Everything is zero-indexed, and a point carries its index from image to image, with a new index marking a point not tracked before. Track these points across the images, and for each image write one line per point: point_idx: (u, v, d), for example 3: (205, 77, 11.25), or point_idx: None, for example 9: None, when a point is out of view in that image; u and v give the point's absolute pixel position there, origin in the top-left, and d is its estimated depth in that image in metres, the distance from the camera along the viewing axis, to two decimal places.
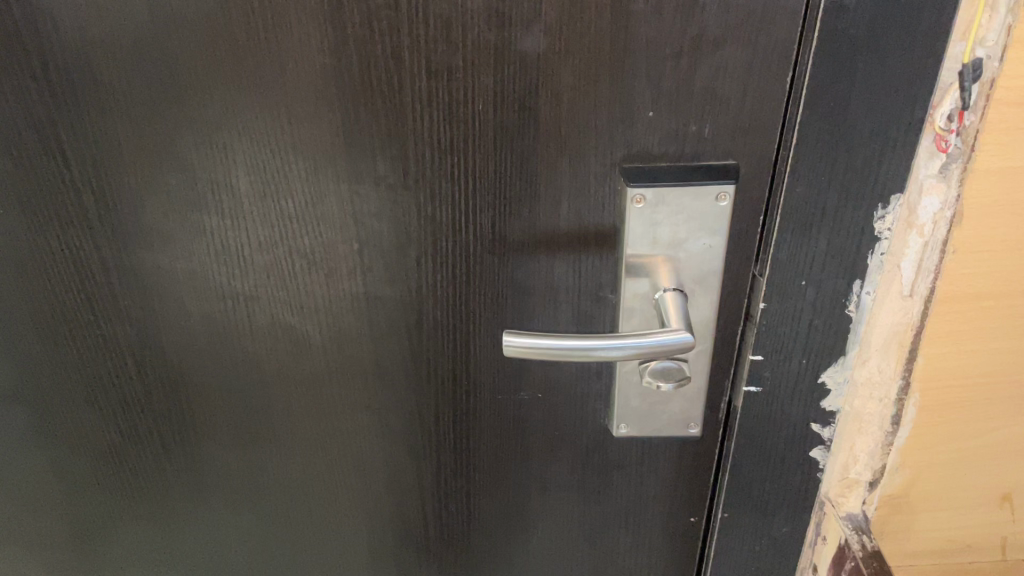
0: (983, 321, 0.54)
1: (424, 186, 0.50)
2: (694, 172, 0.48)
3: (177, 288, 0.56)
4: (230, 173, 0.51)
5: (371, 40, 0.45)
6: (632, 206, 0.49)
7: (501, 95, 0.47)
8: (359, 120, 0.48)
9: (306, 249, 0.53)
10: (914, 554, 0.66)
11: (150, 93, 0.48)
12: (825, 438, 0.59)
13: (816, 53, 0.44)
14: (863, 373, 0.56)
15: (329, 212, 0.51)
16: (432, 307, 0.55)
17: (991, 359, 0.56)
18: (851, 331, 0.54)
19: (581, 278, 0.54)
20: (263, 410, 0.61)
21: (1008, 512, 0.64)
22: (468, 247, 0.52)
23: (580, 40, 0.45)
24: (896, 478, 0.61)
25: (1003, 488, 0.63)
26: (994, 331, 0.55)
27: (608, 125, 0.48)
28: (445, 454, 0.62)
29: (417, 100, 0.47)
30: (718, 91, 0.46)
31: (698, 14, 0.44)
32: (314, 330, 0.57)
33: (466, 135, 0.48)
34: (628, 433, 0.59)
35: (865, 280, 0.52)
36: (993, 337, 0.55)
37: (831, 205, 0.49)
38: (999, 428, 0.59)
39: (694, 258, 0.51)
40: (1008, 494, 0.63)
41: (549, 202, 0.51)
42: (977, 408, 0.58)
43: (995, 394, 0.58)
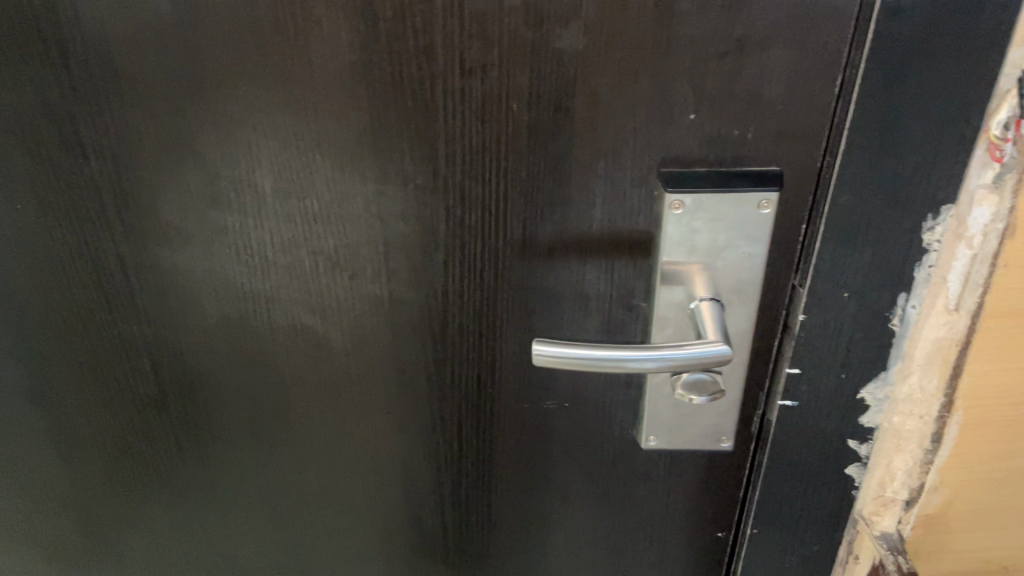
0: None
1: (454, 187, 0.48)
2: (736, 178, 0.46)
3: (195, 288, 0.54)
4: (253, 171, 0.49)
5: (403, 35, 0.43)
6: (670, 212, 0.47)
7: (537, 95, 0.45)
8: (388, 118, 0.46)
9: (330, 251, 0.51)
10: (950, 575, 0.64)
11: (172, 87, 0.46)
12: (861, 455, 0.57)
13: (869, 55, 0.42)
14: (904, 389, 0.54)
15: (354, 213, 0.50)
16: (457, 313, 0.53)
17: None
18: (893, 345, 0.52)
19: (612, 286, 0.52)
20: (280, 414, 0.59)
21: None
22: (497, 251, 0.51)
23: (621, 38, 0.43)
24: (934, 499, 0.59)
25: None
26: None
27: (646, 128, 0.46)
28: (466, 463, 0.60)
29: (450, 98, 0.45)
30: (764, 93, 0.44)
31: (745, 13, 0.42)
32: (336, 334, 0.55)
33: (499, 136, 0.46)
34: (657, 446, 0.57)
35: (911, 293, 0.50)
36: None
37: (878, 215, 0.47)
38: None
39: (732, 267, 0.49)
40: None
41: (582, 206, 0.49)
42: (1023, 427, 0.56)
43: None
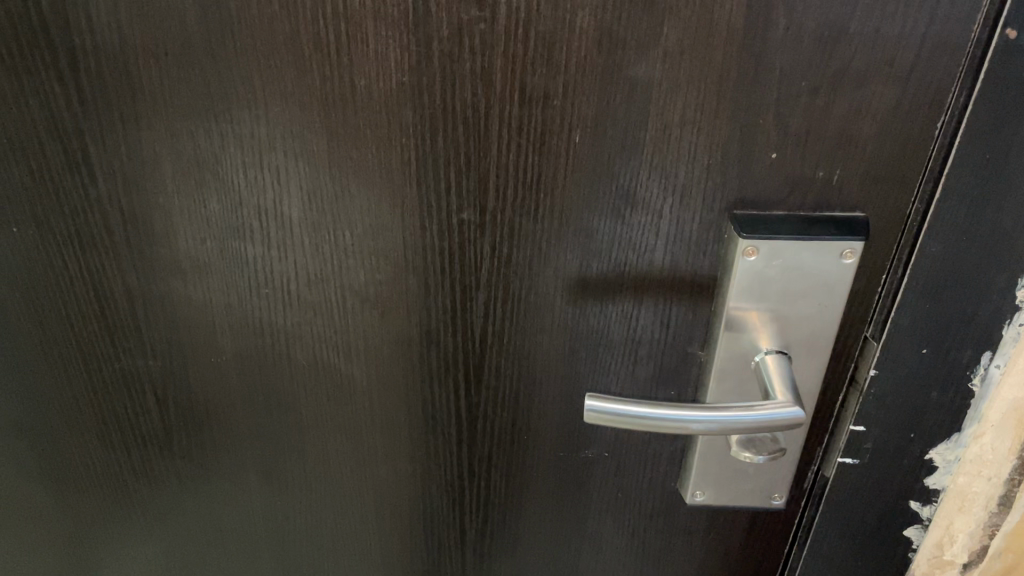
0: None
1: (503, 224, 0.44)
2: (817, 224, 0.42)
3: (209, 323, 0.49)
4: (281, 200, 0.44)
5: (459, 57, 0.39)
6: (743, 258, 0.43)
7: (603, 127, 0.40)
8: (435, 146, 0.41)
9: (360, 287, 0.46)
10: None
11: (194, 105, 0.41)
12: (923, 517, 0.53)
13: (979, 95, 0.38)
14: (974, 448, 0.50)
15: (390, 247, 0.45)
16: (495, 357, 0.49)
17: None
18: (971, 406, 0.48)
19: (667, 333, 0.47)
20: (295, 457, 0.54)
21: None
22: (545, 292, 0.46)
23: (703, 67, 0.38)
24: (996, 563, 0.56)
25: None
26: None
27: (722, 166, 0.41)
28: (493, 513, 0.56)
29: (507, 127, 0.40)
30: (856, 132, 0.40)
31: (844, 46, 0.38)
32: (361, 375, 0.50)
33: (557, 169, 0.42)
34: (704, 502, 0.53)
35: (996, 352, 0.46)
36: None
37: (971, 267, 0.43)
38: None
39: (804, 318, 0.45)
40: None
41: (643, 248, 0.44)
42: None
43: None
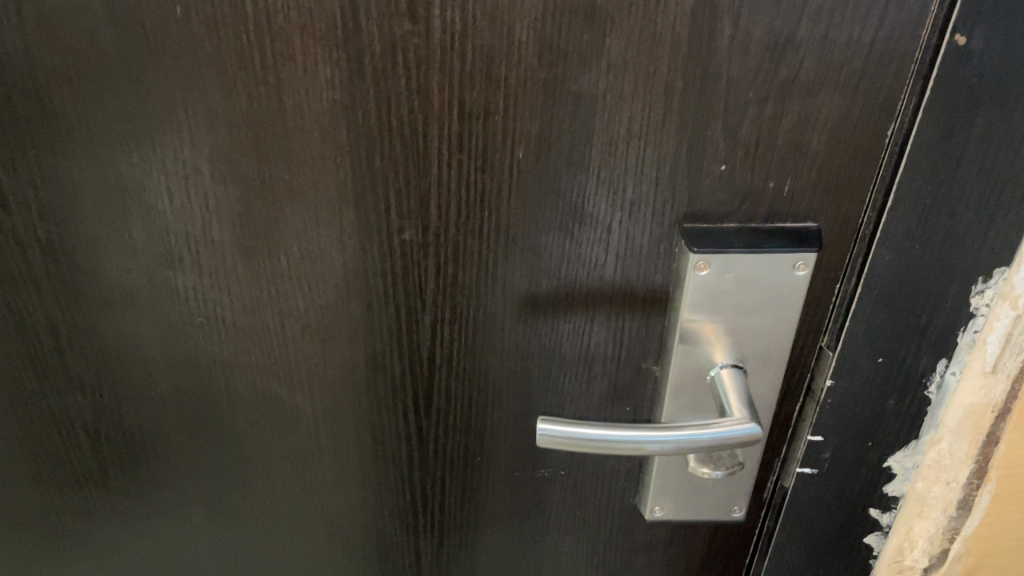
0: None
1: (447, 243, 0.42)
2: (769, 236, 0.41)
3: (141, 355, 0.46)
4: (212, 225, 0.42)
5: (393, 72, 0.37)
6: (694, 273, 0.41)
7: (548, 142, 0.39)
8: (373, 166, 0.39)
9: (300, 312, 0.44)
10: None
11: (115, 129, 0.39)
12: (883, 524, 0.53)
13: (929, 103, 0.37)
14: (932, 454, 0.50)
15: (329, 271, 0.43)
16: (444, 379, 0.47)
17: None
18: (928, 413, 0.48)
19: (620, 349, 0.46)
20: (240, 490, 0.52)
21: None
22: (494, 311, 0.44)
23: (648, 79, 0.37)
24: (957, 567, 0.55)
25: None
26: None
27: (671, 179, 0.40)
28: (449, 536, 0.54)
29: (446, 144, 0.39)
30: (806, 143, 0.39)
31: (791, 55, 0.37)
32: (304, 403, 0.48)
33: (502, 186, 0.40)
34: (663, 517, 0.52)
35: (951, 359, 0.45)
36: None
37: (924, 275, 0.42)
38: None
39: (759, 331, 0.44)
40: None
41: (592, 264, 0.43)
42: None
43: None
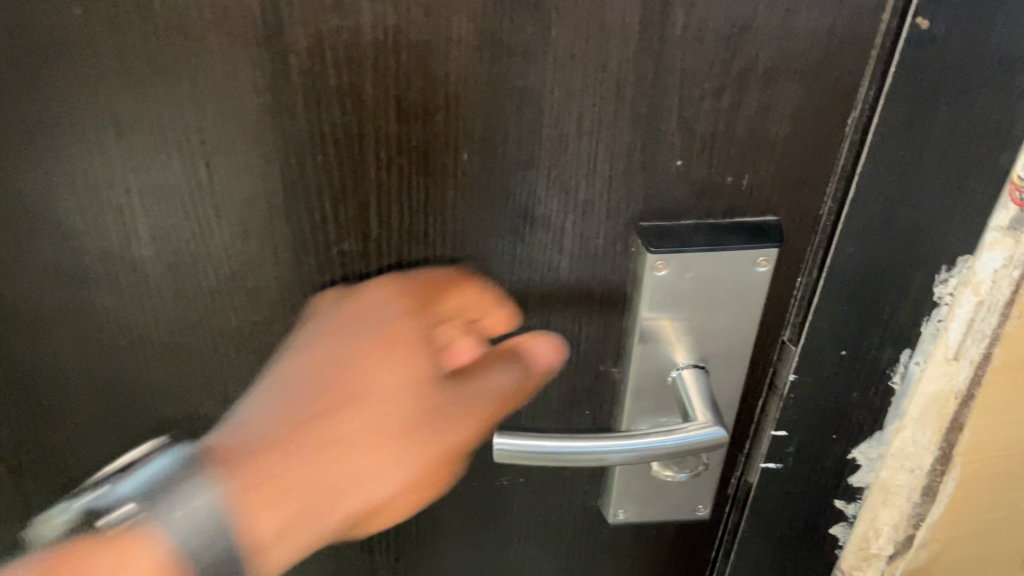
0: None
1: (389, 251, 0.39)
2: (728, 232, 0.39)
3: (60, 382, 0.43)
4: (130, 242, 0.38)
5: (321, 73, 0.34)
6: (652, 273, 0.40)
7: (493, 142, 0.36)
8: (305, 173, 0.36)
9: (233, 330, 0.41)
10: None
11: (12, 144, 0.35)
12: (849, 514, 0.52)
13: (891, 90, 0.35)
14: (896, 444, 0.49)
15: (263, 285, 0.40)
16: None
17: None
18: (892, 404, 0.47)
19: (577, 353, 0.44)
20: None
21: None
22: None
23: (598, 72, 0.34)
24: (922, 553, 0.55)
25: None
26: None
27: (625, 176, 0.38)
28: (404, 550, 0.52)
29: (383, 147, 0.36)
30: (765, 135, 0.37)
31: (748, 44, 0.34)
32: None
33: (446, 190, 0.37)
34: (626, 519, 0.50)
35: (916, 349, 0.44)
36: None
37: (887, 266, 0.41)
38: None
39: (720, 329, 0.42)
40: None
41: (545, 266, 0.40)
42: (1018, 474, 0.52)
43: None
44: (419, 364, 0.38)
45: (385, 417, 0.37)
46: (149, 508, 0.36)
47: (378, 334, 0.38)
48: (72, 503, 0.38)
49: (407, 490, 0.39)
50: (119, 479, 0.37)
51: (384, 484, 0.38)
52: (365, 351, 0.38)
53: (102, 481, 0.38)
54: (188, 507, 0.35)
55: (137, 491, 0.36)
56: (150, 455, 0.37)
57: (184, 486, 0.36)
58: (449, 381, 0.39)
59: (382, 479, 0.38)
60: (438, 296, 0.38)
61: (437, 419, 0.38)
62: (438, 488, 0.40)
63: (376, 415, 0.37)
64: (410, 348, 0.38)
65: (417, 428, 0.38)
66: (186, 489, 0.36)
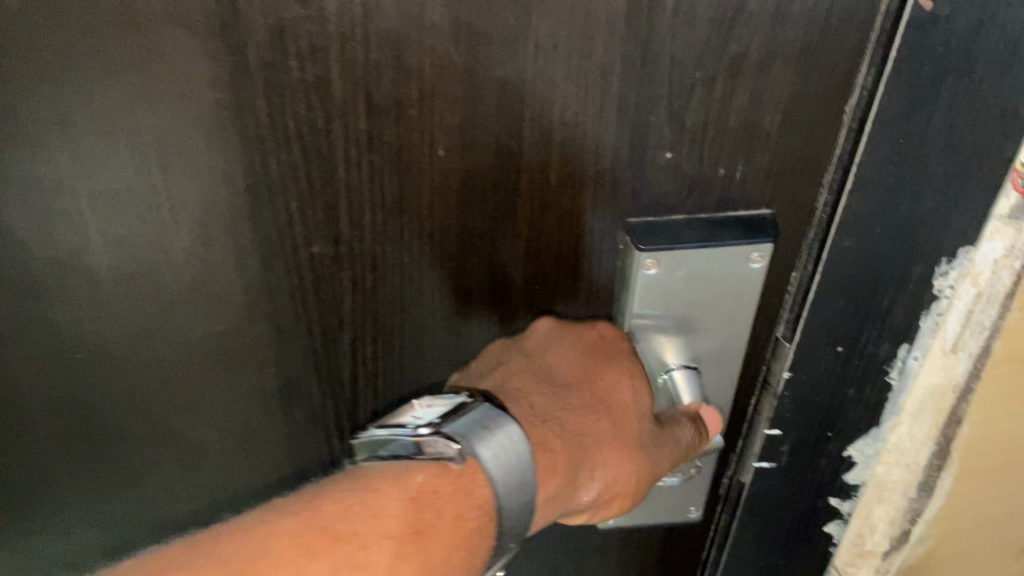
0: None
1: (362, 254, 0.37)
2: (720, 227, 0.37)
3: (11, 406, 0.40)
4: (80, 254, 0.35)
5: (284, 66, 0.31)
6: (642, 272, 0.37)
7: (471, 137, 0.34)
8: (270, 174, 0.34)
9: (198, 340, 0.39)
10: None
11: None
12: (843, 511, 0.50)
13: (892, 77, 0.33)
14: (893, 439, 0.47)
15: (228, 292, 0.37)
16: (371, 398, 0.43)
17: None
18: (890, 400, 0.45)
19: None
20: (148, 530, 0.47)
21: None
22: (421, 323, 0.40)
23: (582, 61, 0.32)
24: (919, 549, 0.54)
25: None
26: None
27: (612, 170, 0.35)
28: None
29: (354, 144, 0.33)
30: (759, 124, 0.35)
31: (742, 29, 0.32)
32: (211, 434, 0.43)
33: (421, 188, 0.35)
34: (616, 524, 0.48)
35: (914, 344, 0.43)
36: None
37: (886, 260, 0.39)
38: None
39: (712, 328, 0.40)
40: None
41: (528, 265, 0.39)
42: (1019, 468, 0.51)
43: None
44: (556, 389, 0.39)
45: (584, 424, 0.38)
46: (473, 447, 0.34)
47: (585, 354, 0.39)
48: (376, 427, 0.36)
49: (619, 498, 0.39)
50: (441, 419, 0.35)
51: (585, 489, 0.38)
52: (592, 368, 0.39)
53: (407, 408, 0.37)
54: (509, 450, 0.35)
55: (460, 428, 0.34)
56: (460, 406, 0.36)
57: (502, 431, 0.35)
58: (619, 390, 0.39)
59: (604, 486, 0.38)
60: (603, 346, 0.40)
61: (614, 428, 0.38)
62: (632, 501, 0.40)
63: (613, 420, 0.39)
64: (564, 363, 0.39)
65: (632, 419, 0.39)
66: (503, 431, 0.35)
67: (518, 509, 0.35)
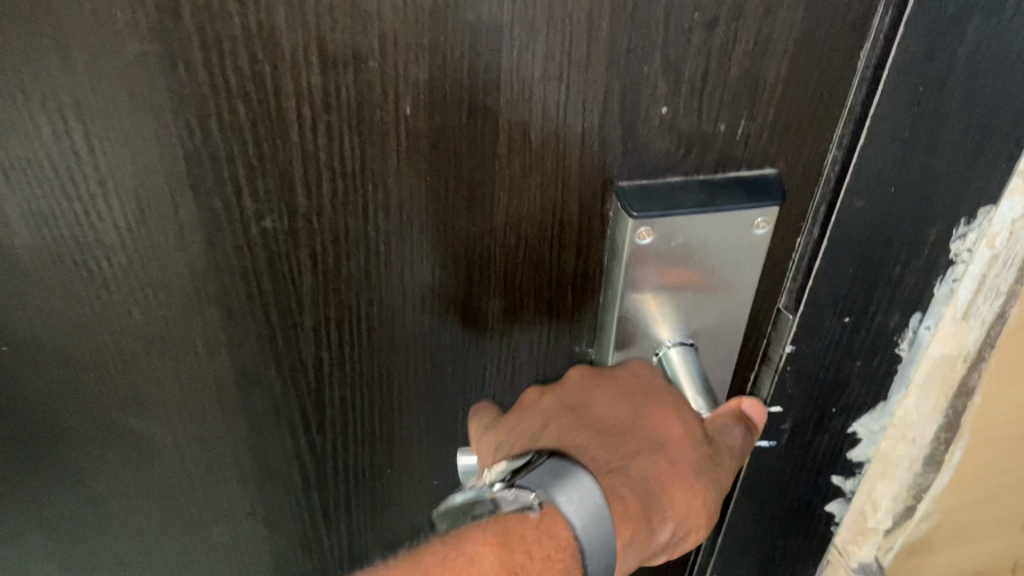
0: None
1: (321, 228, 0.33)
2: (721, 190, 0.34)
3: None
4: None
5: (220, 12, 0.26)
6: (635, 241, 0.34)
7: (442, 92, 0.30)
8: (210, 139, 0.29)
9: (140, 328, 0.35)
10: None
11: None
12: (847, 490, 0.48)
13: (913, 16, 0.29)
14: (900, 412, 0.45)
15: (171, 273, 0.33)
16: (337, 385, 0.39)
17: None
18: (898, 372, 0.42)
19: (548, 333, 0.39)
20: (102, 520, 0.43)
21: None
22: (391, 303, 0.36)
23: (567, 4, 0.28)
24: (921, 527, 0.51)
25: None
26: None
27: (601, 128, 0.31)
28: (360, 540, 0.47)
29: (307, 104, 0.29)
30: (764, 74, 0.31)
31: None
32: (162, 430, 0.39)
33: (385, 151, 0.31)
34: None
35: (926, 313, 0.40)
36: None
37: (901, 223, 0.35)
38: None
39: (711, 301, 0.37)
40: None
41: (509, 237, 0.34)
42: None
43: None
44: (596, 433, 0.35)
45: (639, 473, 0.33)
46: (547, 494, 0.31)
47: (629, 402, 0.35)
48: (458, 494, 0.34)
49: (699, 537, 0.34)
50: (515, 472, 0.32)
51: (655, 536, 0.33)
52: (637, 411, 0.35)
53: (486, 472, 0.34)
54: (584, 496, 0.31)
55: (533, 478, 0.32)
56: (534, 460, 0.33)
57: (574, 477, 0.31)
58: (671, 427, 0.34)
59: (676, 523, 0.33)
60: (640, 386, 0.36)
61: (675, 468, 0.33)
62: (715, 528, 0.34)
63: (672, 460, 0.34)
64: (612, 414, 0.35)
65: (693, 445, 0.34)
66: (575, 479, 0.31)
67: (603, 561, 0.31)
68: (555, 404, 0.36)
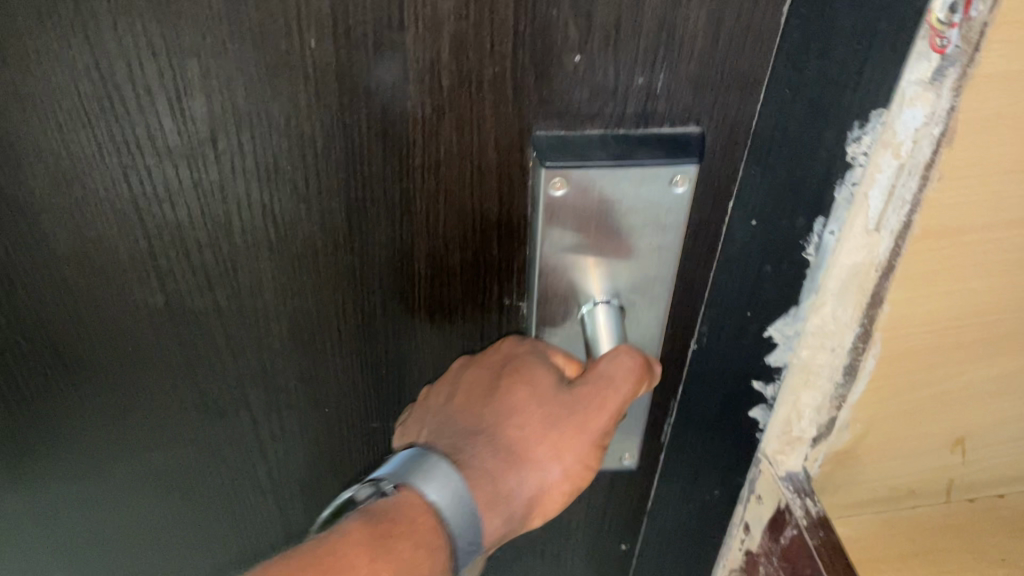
0: (964, 251, 0.39)
1: (239, 159, 0.33)
2: (641, 146, 0.33)
3: None
4: None
5: None
6: (549, 191, 0.34)
7: (347, 26, 0.30)
8: (124, 63, 0.30)
9: (74, 249, 0.36)
10: (857, 505, 0.54)
11: None
12: (767, 396, 0.46)
13: None
14: (815, 321, 0.42)
15: (100, 195, 0.34)
16: (270, 320, 0.40)
17: (976, 294, 0.42)
18: (806, 276, 0.40)
19: (478, 284, 0.39)
20: (55, 442, 0.45)
21: (960, 455, 0.53)
22: (315, 240, 0.36)
23: None
24: (845, 435, 0.48)
25: (958, 433, 0.51)
26: (976, 266, 0.40)
27: (513, 73, 0.31)
28: (307, 476, 0.48)
29: (214, 34, 0.30)
30: (681, 26, 0.30)
31: None
32: (105, 352, 0.41)
33: (295, 86, 0.31)
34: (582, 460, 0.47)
35: (830, 218, 0.37)
36: (976, 273, 0.41)
37: (822, 174, 0.35)
38: (965, 373, 0.47)
39: (637, 260, 0.37)
40: (962, 439, 0.52)
41: (428, 180, 0.34)
42: (950, 348, 0.45)
43: (972, 341, 0.45)
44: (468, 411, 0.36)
45: (488, 458, 0.34)
46: (401, 479, 0.33)
47: (485, 378, 0.36)
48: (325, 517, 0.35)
49: (573, 463, 0.34)
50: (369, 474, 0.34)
51: (521, 483, 0.34)
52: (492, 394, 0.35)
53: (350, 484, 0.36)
54: (439, 479, 0.33)
55: (388, 469, 0.34)
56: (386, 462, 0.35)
57: (426, 462, 0.33)
58: (518, 393, 0.35)
59: (527, 494, 0.34)
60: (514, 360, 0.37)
61: (523, 432, 0.34)
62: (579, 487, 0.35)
63: (517, 426, 0.35)
64: (472, 393, 0.36)
65: (553, 427, 0.34)
66: (428, 461, 0.33)
67: (468, 530, 0.33)
68: (445, 379, 0.38)
